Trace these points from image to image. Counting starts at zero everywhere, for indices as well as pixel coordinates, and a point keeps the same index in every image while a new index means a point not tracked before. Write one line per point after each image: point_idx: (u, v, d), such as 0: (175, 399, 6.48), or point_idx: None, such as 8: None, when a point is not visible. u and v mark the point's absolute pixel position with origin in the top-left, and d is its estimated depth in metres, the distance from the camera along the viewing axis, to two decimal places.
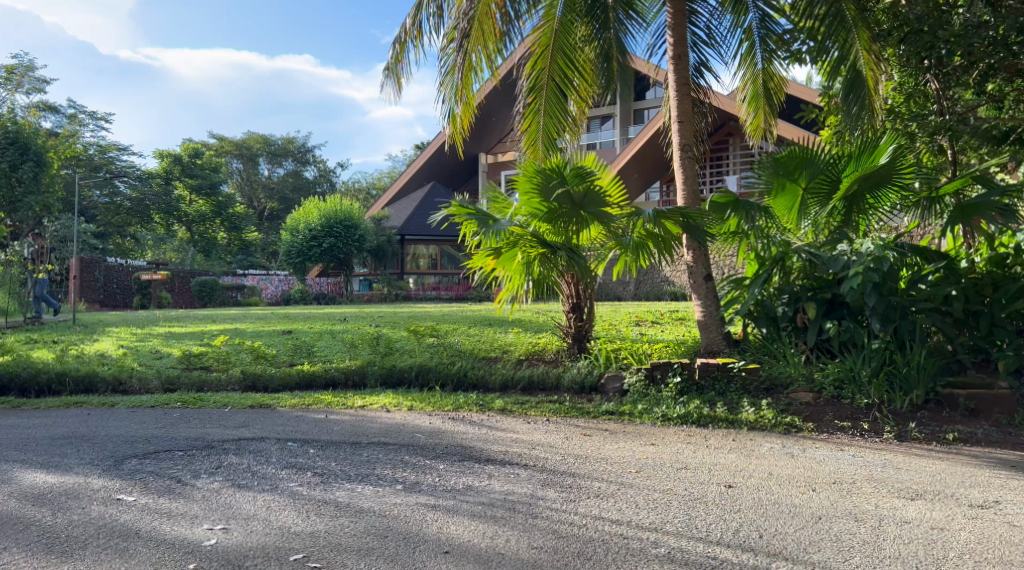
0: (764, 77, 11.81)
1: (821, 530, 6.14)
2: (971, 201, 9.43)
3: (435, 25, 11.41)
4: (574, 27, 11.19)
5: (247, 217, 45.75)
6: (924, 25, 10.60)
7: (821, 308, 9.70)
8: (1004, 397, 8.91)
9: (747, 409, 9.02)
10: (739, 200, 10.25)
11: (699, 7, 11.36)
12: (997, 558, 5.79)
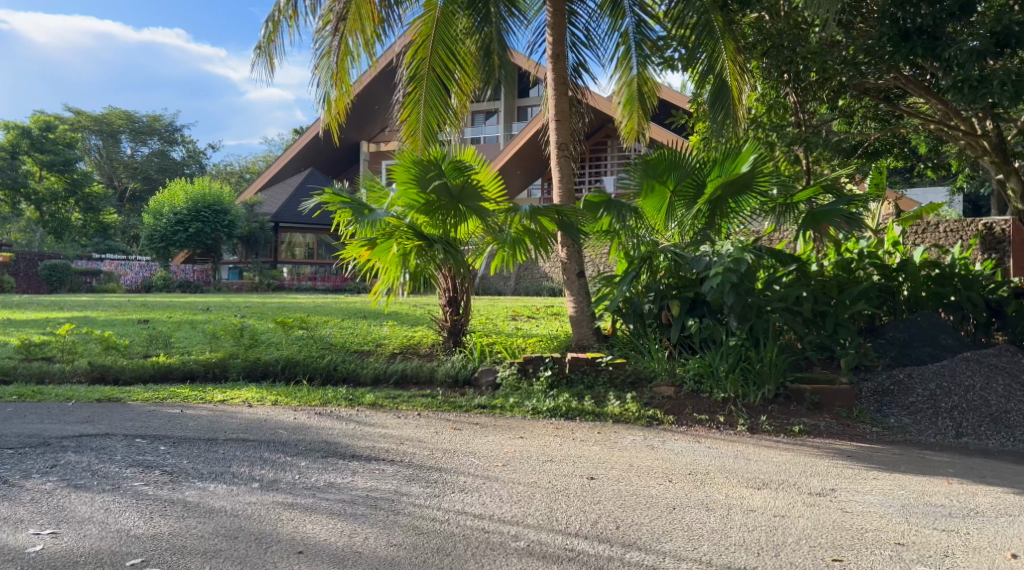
0: (639, 83, 12.22)
1: (675, 519, 6.35)
2: (822, 209, 10.16)
3: (311, 6, 11.29)
4: (455, 18, 11.24)
5: (104, 199, 44.00)
6: (784, 41, 11.73)
7: (684, 306, 10.11)
8: (844, 392, 9.55)
9: (613, 402, 9.30)
10: (611, 200, 10.41)
11: (579, 8, 11.54)
12: (830, 543, 6.09)
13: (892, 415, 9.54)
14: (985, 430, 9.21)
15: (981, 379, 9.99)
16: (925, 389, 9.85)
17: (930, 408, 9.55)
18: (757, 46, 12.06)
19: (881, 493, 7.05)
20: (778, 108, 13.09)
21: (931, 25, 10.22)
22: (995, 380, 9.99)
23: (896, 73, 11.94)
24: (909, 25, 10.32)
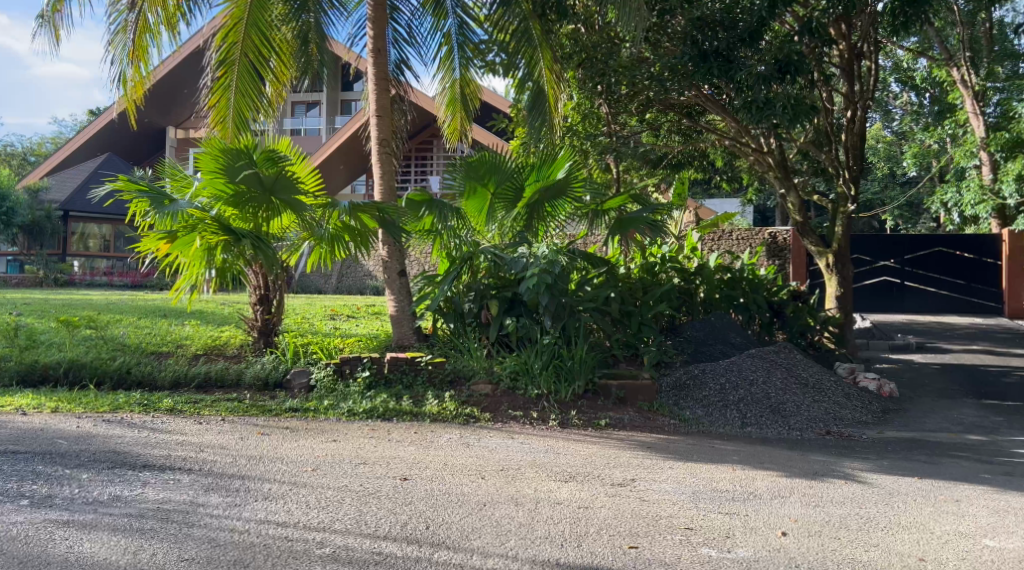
0: (461, 85, 12.29)
1: (485, 516, 6.48)
2: (629, 216, 11.02)
3: None
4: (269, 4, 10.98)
5: None
6: (598, 53, 13.70)
7: (503, 305, 10.48)
8: (645, 387, 10.07)
9: (431, 401, 9.38)
10: (433, 199, 10.65)
11: (402, 4, 11.53)
12: (628, 531, 6.36)
13: (688, 408, 10.24)
14: (766, 420, 10.10)
15: (763, 373, 11.04)
16: (716, 383, 10.64)
17: (719, 400, 10.36)
18: (575, 57, 14.00)
19: (674, 482, 7.49)
20: (592, 117, 15.07)
21: (726, 49, 12.28)
22: (774, 374, 11.07)
23: (696, 89, 13.81)
24: (707, 47, 12.36)
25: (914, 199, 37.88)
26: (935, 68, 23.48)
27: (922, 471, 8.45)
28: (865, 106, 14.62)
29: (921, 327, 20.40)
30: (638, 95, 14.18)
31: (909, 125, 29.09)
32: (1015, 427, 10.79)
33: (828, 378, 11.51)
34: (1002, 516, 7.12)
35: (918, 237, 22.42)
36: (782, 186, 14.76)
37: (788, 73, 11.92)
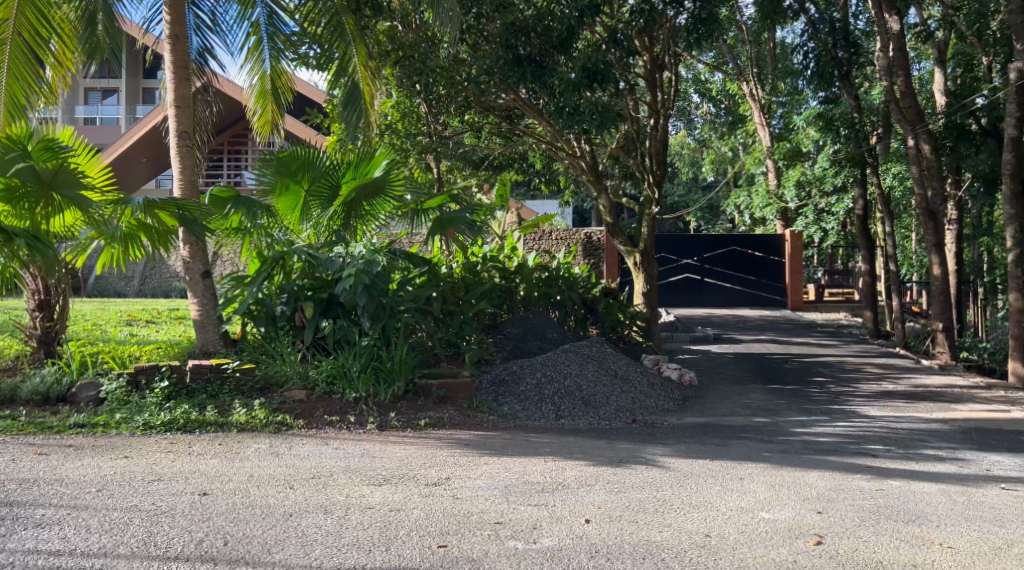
0: (272, 77, 11.95)
1: (290, 527, 6.29)
2: (449, 216, 11.06)
3: None
4: None
5: None
6: (416, 53, 13.72)
7: (317, 308, 10.25)
8: (465, 384, 10.15)
9: (238, 410, 9.00)
10: (239, 196, 10.26)
11: None
12: (438, 530, 6.33)
13: (506, 403, 10.35)
14: (578, 412, 10.38)
15: (576, 366, 11.30)
16: (532, 378, 10.80)
17: (536, 395, 10.53)
18: (392, 54, 13.93)
19: (487, 477, 7.52)
20: (412, 116, 15.34)
21: (538, 55, 12.72)
22: (588, 366, 11.36)
23: (513, 93, 14.10)
24: (521, 52, 12.70)
25: (713, 201, 39.92)
26: (731, 80, 24.93)
27: (714, 453, 8.96)
28: (666, 114, 15.26)
29: (717, 320, 21.55)
30: (456, 95, 14.23)
31: (709, 134, 30.64)
32: (795, 408, 11.64)
33: (635, 369, 12.00)
34: (778, 490, 7.67)
35: (717, 237, 23.59)
36: (595, 189, 15.24)
37: (596, 80, 12.33)
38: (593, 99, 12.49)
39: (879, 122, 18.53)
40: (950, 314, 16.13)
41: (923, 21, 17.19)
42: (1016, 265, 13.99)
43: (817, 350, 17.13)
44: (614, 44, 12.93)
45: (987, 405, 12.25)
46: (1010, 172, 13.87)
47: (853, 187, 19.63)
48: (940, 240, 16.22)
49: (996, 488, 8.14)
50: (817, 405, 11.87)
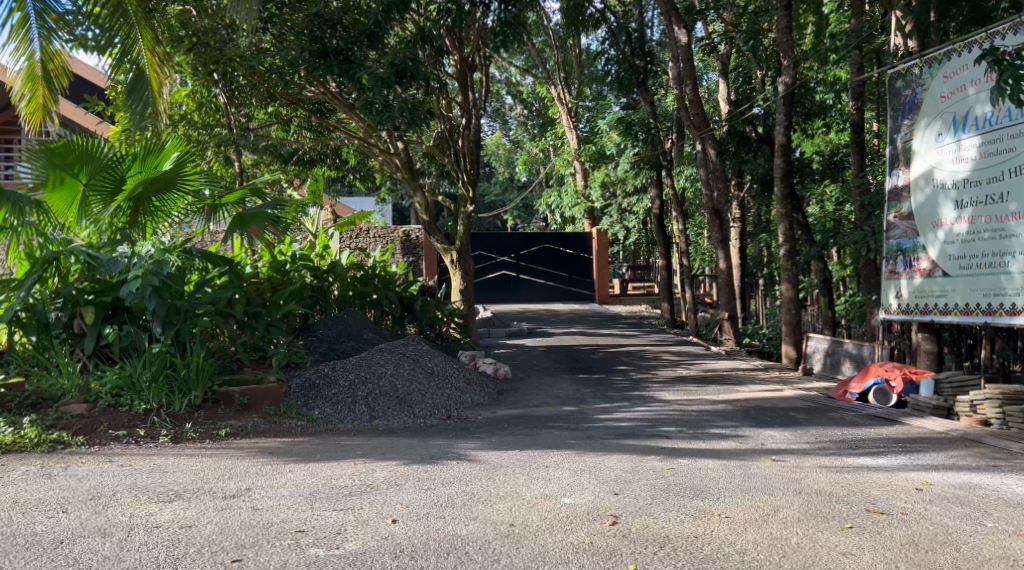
0: (43, 62, 11.03)
1: (60, 555, 5.80)
2: (249, 212, 10.66)
3: None
4: None
5: None
6: (208, 40, 13.00)
7: (99, 313, 9.59)
8: (271, 390, 9.87)
9: (4, 430, 8.17)
10: (4, 189, 9.40)
11: None
12: (233, 544, 6.03)
13: (316, 408, 10.05)
14: (391, 412, 10.22)
15: (391, 366, 11.14)
16: (345, 380, 10.57)
17: (348, 397, 10.28)
18: (186, 41, 13.15)
19: (290, 485, 7.24)
20: (209, 107, 14.70)
21: (345, 49, 12.48)
22: (402, 365, 11.21)
23: (320, 87, 13.87)
24: (328, 45, 12.40)
25: (528, 200, 40.54)
26: (540, 83, 25.33)
27: (521, 444, 9.03)
28: (479, 115, 15.29)
29: (531, 315, 21.86)
30: (258, 87, 13.86)
31: (520, 134, 31.03)
32: (599, 396, 11.93)
33: (450, 365, 11.95)
34: (580, 475, 7.81)
35: (531, 234, 23.79)
36: (410, 186, 14.95)
37: (404, 78, 12.25)
38: (403, 96, 12.33)
39: (673, 128, 19.33)
40: (734, 304, 17.16)
41: (708, 34, 18.02)
42: (787, 257, 14.97)
43: (622, 341, 17.68)
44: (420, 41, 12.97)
45: (765, 386, 13.01)
46: (780, 175, 14.80)
47: (652, 188, 20.36)
48: (725, 237, 17.14)
49: (768, 459, 8.63)
50: (620, 392, 12.22)
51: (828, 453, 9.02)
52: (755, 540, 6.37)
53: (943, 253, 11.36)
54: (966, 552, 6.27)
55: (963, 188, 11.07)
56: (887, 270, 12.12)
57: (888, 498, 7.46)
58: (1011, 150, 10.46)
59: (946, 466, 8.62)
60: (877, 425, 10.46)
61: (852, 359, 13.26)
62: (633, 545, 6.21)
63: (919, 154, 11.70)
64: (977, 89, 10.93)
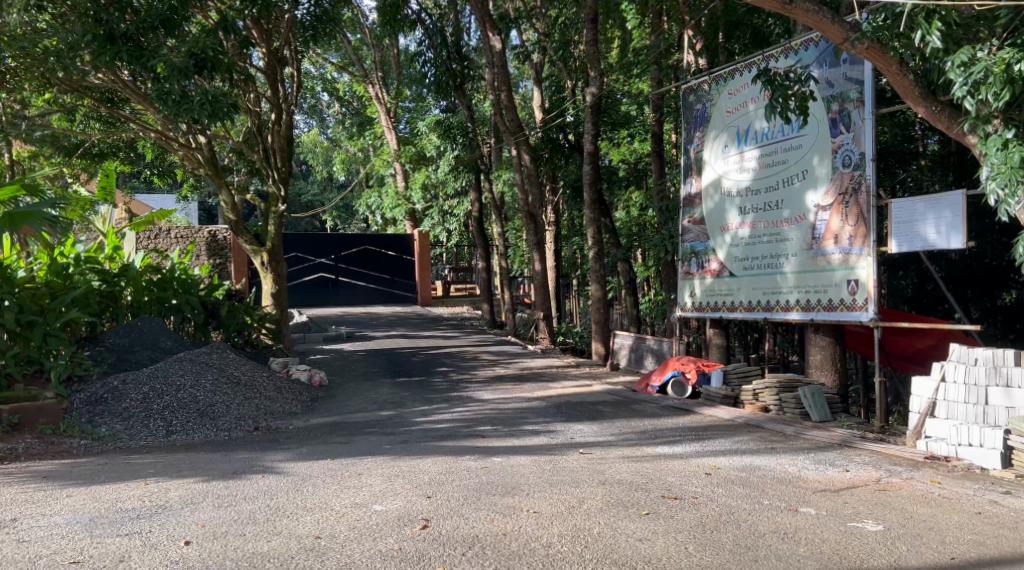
0: None
1: None
2: (21, 209, 9.81)
3: None
4: None
5: None
6: None
7: None
8: (48, 407, 9.38)
9: None
10: None
11: None
12: None
13: (103, 425, 9.55)
14: (191, 425, 9.81)
15: (191, 377, 10.68)
16: (137, 394, 10.07)
17: (142, 412, 9.81)
18: None
19: (67, 512, 6.82)
20: None
21: (135, 35, 11.91)
22: (205, 376, 10.79)
23: (110, 73, 13.10)
24: (115, 30, 11.80)
25: (347, 200, 39.86)
26: (357, 81, 24.59)
27: (334, 452, 8.86)
28: (288, 110, 14.95)
29: (349, 318, 21.54)
30: (30, 69, 12.93)
31: (337, 133, 30.57)
32: (417, 399, 11.90)
33: (260, 373, 11.59)
34: (393, 480, 7.75)
35: (348, 236, 23.88)
36: (214, 183, 14.46)
37: (204, 68, 11.93)
38: (202, 87, 11.96)
39: (489, 132, 19.53)
40: (549, 304, 17.51)
41: (523, 43, 18.40)
42: (597, 261, 15.46)
43: (440, 343, 17.71)
44: (222, 31, 12.50)
45: (576, 382, 13.37)
46: (589, 181, 15.28)
47: (470, 191, 20.49)
48: (539, 238, 17.59)
49: (577, 453, 8.88)
50: (438, 394, 12.23)
51: (631, 443, 9.37)
52: (561, 533, 6.52)
53: (730, 254, 12.04)
54: (746, 529, 6.66)
55: (745, 196, 11.78)
56: (681, 271, 12.85)
57: (681, 483, 7.83)
58: (783, 162, 11.20)
59: (736, 450, 9.13)
60: (676, 415, 10.97)
61: (654, 354, 13.82)
62: (441, 547, 6.22)
63: (708, 164, 12.41)
64: (756, 105, 11.68)
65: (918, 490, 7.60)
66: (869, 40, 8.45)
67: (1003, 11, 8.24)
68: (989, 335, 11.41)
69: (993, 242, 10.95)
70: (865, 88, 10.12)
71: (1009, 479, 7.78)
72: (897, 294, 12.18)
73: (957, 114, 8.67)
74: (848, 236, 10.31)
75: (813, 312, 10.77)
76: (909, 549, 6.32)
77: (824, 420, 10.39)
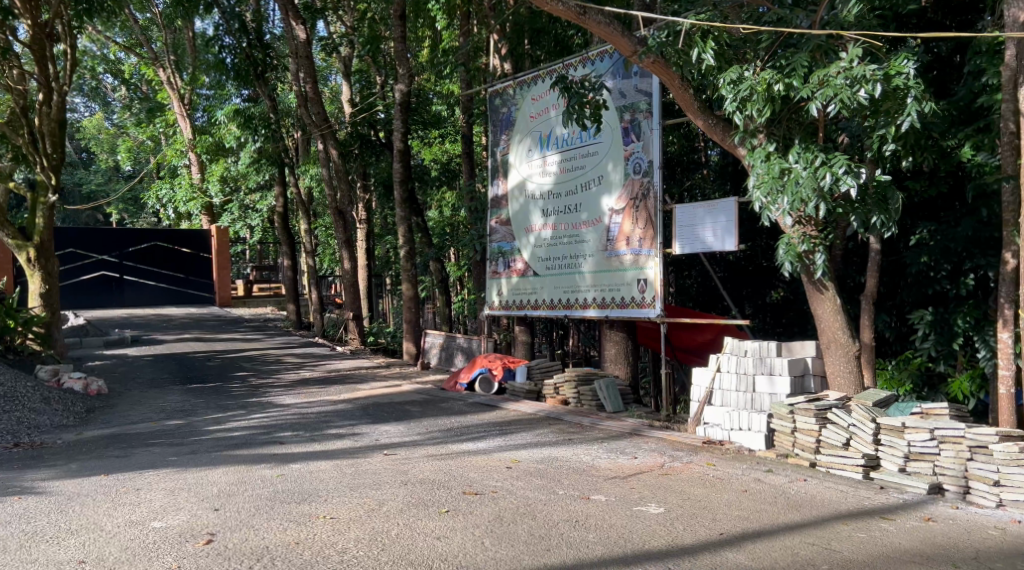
0: None
1: None
2: None
3: None
4: None
5: None
6: None
7: None
8: None
9: None
10: None
11: None
12: None
13: None
14: None
15: None
16: None
17: None
18: None
19: None
20: None
21: None
22: None
23: None
24: None
25: (136, 192, 37.86)
26: (144, 65, 23.33)
27: (110, 467, 8.65)
28: (60, 90, 14.19)
29: (140, 321, 20.74)
30: None
31: (126, 119, 29.12)
32: (210, 406, 11.71)
33: (24, 385, 11.30)
34: (175, 494, 7.68)
35: (135, 231, 22.86)
36: None
37: None
38: None
39: (294, 125, 19.30)
40: (359, 304, 17.55)
41: (330, 34, 18.31)
42: (407, 260, 15.64)
43: (239, 346, 17.36)
44: None
45: (384, 383, 13.53)
46: (400, 179, 15.45)
47: (274, 184, 20.21)
48: (349, 237, 17.65)
49: (380, 454, 9.08)
50: (234, 400, 12.09)
51: (434, 441, 9.67)
52: (356, 538, 6.68)
53: (533, 255, 12.56)
54: (540, 520, 7.06)
55: (547, 199, 12.34)
56: (489, 271, 13.30)
57: (482, 478, 8.19)
58: (582, 167, 11.81)
59: (533, 444, 9.60)
60: (480, 412, 11.36)
61: (463, 352, 14.25)
62: (225, 562, 6.25)
63: (513, 167, 12.90)
64: (557, 111, 12.23)
65: (695, 473, 8.29)
66: (655, 54, 9.14)
67: (765, 34, 9.04)
68: (762, 330, 12.39)
69: (764, 245, 12.03)
70: (652, 100, 10.85)
71: (771, 458, 8.62)
72: (684, 293, 13.06)
73: (731, 127, 9.48)
74: (638, 239, 11.00)
75: (607, 309, 11.43)
76: (684, 527, 6.91)
77: (616, 411, 11.07)
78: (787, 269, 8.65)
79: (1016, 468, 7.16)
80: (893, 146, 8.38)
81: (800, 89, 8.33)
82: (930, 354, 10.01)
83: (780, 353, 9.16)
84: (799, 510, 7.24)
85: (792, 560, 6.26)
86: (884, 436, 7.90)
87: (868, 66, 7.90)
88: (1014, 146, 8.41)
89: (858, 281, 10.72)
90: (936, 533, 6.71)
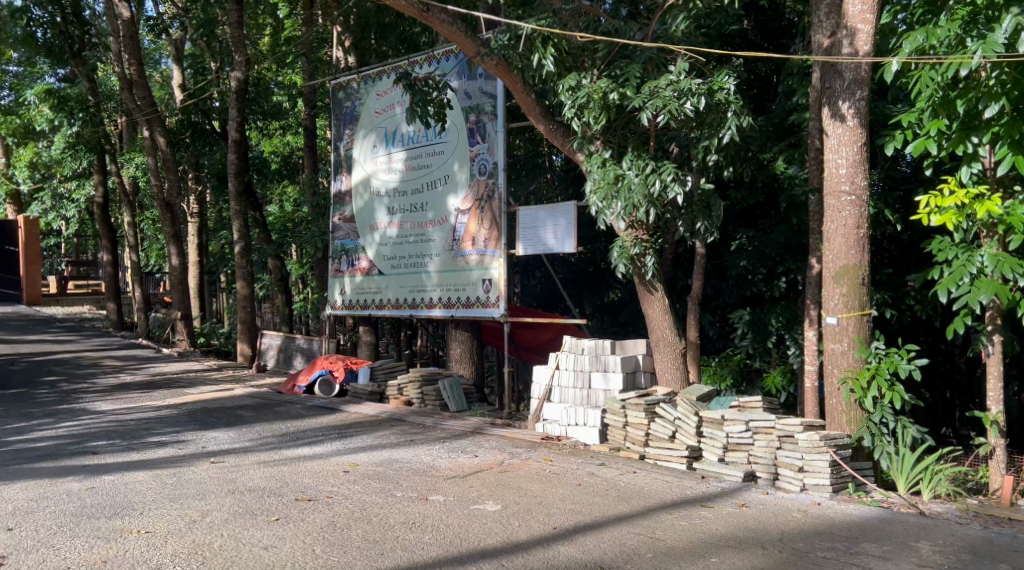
0: None
1: None
2: None
3: None
4: None
5: None
6: None
7: None
8: None
9: None
10: None
11: None
12: None
13: None
14: None
15: None
16: None
17: None
18: None
19: None
20: None
21: None
22: None
23: None
24: None
25: None
26: None
27: None
28: None
29: None
30: None
31: None
32: (12, 415, 11.14)
33: None
34: None
35: None
36: None
37: None
38: None
39: (116, 110, 18.49)
40: (188, 304, 17.00)
41: (160, 16, 17.52)
42: (242, 256, 15.32)
43: (51, 348, 16.55)
44: None
45: (215, 387, 13.21)
46: (234, 171, 15.10)
47: (94, 171, 19.40)
48: (178, 231, 17.09)
49: (205, 462, 8.89)
50: (41, 408, 11.54)
51: (267, 447, 9.56)
52: (174, 552, 6.53)
53: (378, 253, 12.58)
54: (375, 524, 7.12)
55: (393, 197, 12.38)
56: (332, 269, 13.20)
57: (316, 483, 8.16)
58: (428, 166, 11.92)
59: (372, 446, 9.63)
60: (319, 415, 11.27)
61: (303, 353, 14.10)
62: None
63: (357, 163, 12.88)
64: (402, 108, 12.29)
65: (533, 469, 8.54)
66: (497, 56, 9.38)
67: (602, 44, 9.39)
68: (599, 330, 12.85)
69: (602, 248, 12.41)
70: (496, 103, 11.05)
71: (605, 452, 8.97)
72: (529, 293, 13.39)
73: (570, 133, 9.83)
74: (483, 239, 11.21)
75: (453, 308, 11.58)
76: (518, 524, 7.12)
77: (460, 411, 11.24)
78: (620, 272, 9.19)
79: (817, 454, 7.71)
80: (716, 156, 8.78)
81: (633, 99, 8.76)
82: (748, 351, 10.66)
83: (614, 351, 9.52)
84: (629, 502, 7.58)
85: (617, 551, 6.55)
86: (706, 428, 8.41)
87: (694, 80, 8.42)
88: (819, 161, 9.09)
89: (686, 284, 11.29)
90: (748, 519, 7.17)
